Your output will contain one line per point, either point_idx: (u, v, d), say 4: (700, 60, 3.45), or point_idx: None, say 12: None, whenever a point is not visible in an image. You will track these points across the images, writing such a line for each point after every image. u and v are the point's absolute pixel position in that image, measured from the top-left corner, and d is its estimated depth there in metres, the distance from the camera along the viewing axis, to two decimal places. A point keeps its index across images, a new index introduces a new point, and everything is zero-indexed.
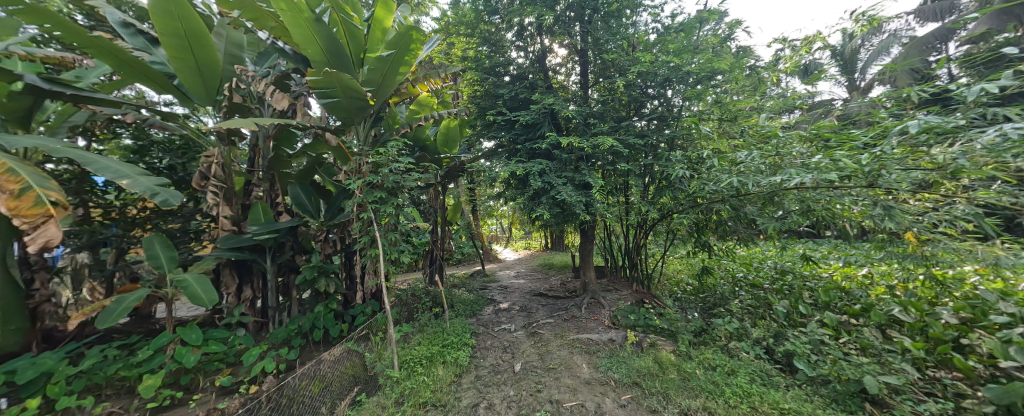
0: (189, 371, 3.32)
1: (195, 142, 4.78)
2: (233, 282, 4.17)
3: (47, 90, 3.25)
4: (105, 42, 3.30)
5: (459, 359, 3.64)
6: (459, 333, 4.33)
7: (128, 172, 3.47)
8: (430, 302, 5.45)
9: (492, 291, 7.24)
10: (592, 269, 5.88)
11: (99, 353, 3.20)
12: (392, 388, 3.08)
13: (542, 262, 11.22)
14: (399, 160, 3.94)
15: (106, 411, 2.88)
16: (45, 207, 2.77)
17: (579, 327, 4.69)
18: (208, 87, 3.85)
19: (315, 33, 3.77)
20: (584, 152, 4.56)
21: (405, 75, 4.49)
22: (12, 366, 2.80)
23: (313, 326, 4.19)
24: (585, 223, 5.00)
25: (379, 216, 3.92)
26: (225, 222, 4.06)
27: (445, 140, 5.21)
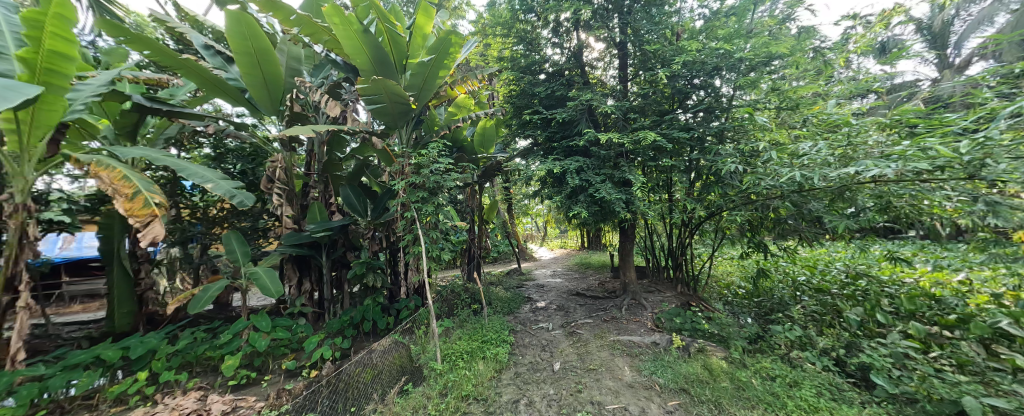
0: (261, 354, 3.72)
1: (262, 149, 5.32)
2: (294, 275, 4.63)
3: (149, 107, 3.82)
4: (192, 63, 3.79)
5: (498, 356, 3.70)
6: (497, 330, 4.40)
7: (212, 177, 3.95)
8: (469, 299, 5.60)
9: (528, 290, 7.27)
10: (632, 269, 5.68)
11: (191, 335, 3.68)
12: (436, 380, 3.21)
13: (579, 261, 11.04)
14: (439, 161, 4.09)
15: (197, 385, 3.31)
16: (151, 208, 3.25)
17: (620, 329, 4.54)
18: (273, 99, 4.26)
19: (364, 44, 4.01)
20: (624, 148, 4.39)
21: (445, 78, 4.64)
22: (126, 343, 3.31)
23: (363, 318, 4.50)
24: (625, 221, 4.84)
25: (421, 214, 4.09)
26: (287, 221, 4.48)
27: (481, 139, 5.34)
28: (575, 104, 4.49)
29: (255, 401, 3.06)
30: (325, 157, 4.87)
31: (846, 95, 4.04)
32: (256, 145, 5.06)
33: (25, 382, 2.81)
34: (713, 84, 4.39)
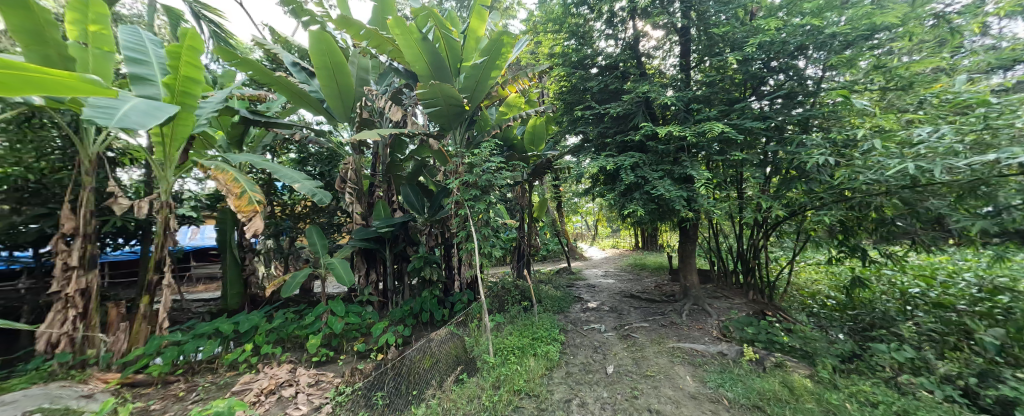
0: (337, 336, 4.16)
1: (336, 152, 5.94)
2: (363, 266, 5.08)
3: (251, 119, 4.48)
4: (283, 80, 4.36)
5: (549, 354, 3.69)
6: (548, 329, 4.39)
7: (298, 178, 4.50)
8: (519, 296, 5.67)
9: (579, 289, 7.13)
10: (694, 272, 5.26)
11: (283, 316, 4.25)
12: (489, 373, 3.30)
13: (633, 262, 10.55)
14: (490, 160, 4.19)
15: (288, 359, 3.81)
16: (255, 205, 3.83)
17: (681, 336, 4.24)
18: (345, 107, 4.73)
19: (422, 50, 4.24)
20: (686, 141, 4.06)
21: (497, 78, 4.74)
22: (236, 319, 3.93)
23: (421, 309, 4.80)
24: (686, 220, 4.50)
25: (474, 212, 4.23)
26: (357, 218, 4.94)
27: (531, 138, 5.58)
28: (631, 97, 4.26)
29: (333, 377, 3.43)
30: (388, 158, 5.26)
31: (982, 68, 3.32)
32: (332, 149, 5.66)
33: (169, 345, 3.49)
34: (796, 65, 3.88)
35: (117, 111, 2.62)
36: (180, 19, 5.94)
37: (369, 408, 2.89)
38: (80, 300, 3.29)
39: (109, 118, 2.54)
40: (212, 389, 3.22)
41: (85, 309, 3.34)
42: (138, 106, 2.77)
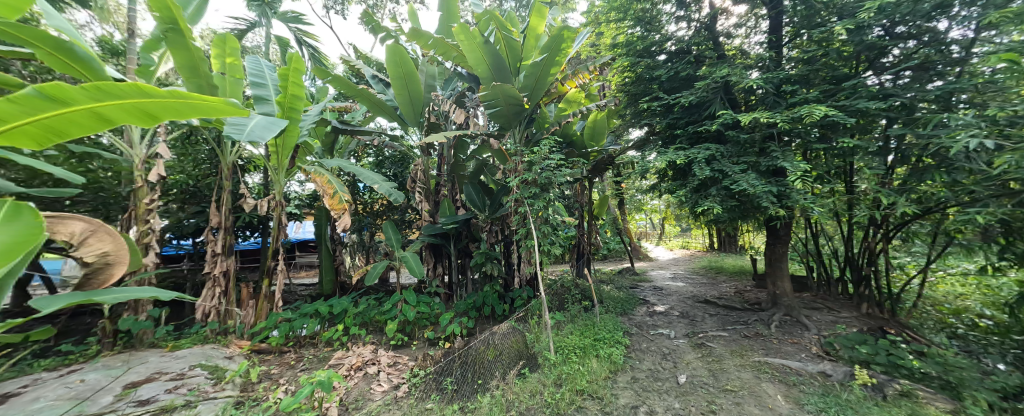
0: (410, 323, 4.54)
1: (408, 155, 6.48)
2: (430, 260, 5.46)
3: (340, 129, 5.09)
4: (365, 91, 4.87)
5: (613, 357, 3.56)
6: (610, 331, 4.24)
7: (377, 179, 4.98)
8: (579, 295, 5.58)
9: (645, 291, 6.74)
10: (787, 279, 4.62)
11: (366, 302, 4.77)
12: (551, 370, 3.30)
13: (706, 264, 9.66)
14: (550, 157, 4.17)
15: (371, 341, 4.27)
16: (344, 204, 4.36)
17: (769, 350, 3.76)
18: (416, 113, 5.11)
19: (484, 53, 4.37)
20: (776, 128, 3.56)
21: (557, 75, 4.70)
22: (331, 302, 4.51)
23: (484, 302, 4.99)
24: (776, 219, 3.97)
25: (534, 209, 4.25)
26: (426, 215, 5.31)
27: (592, 132, 5.43)
28: (707, 83, 3.86)
29: (408, 360, 3.77)
30: (452, 159, 5.56)
31: None
32: (404, 152, 6.20)
33: (282, 321, 4.16)
34: (933, 28, 3.17)
35: (246, 128, 3.21)
36: (285, 45, 6.97)
37: (440, 391, 3.10)
38: (222, 280, 4.10)
39: (240, 134, 3.11)
40: (313, 361, 3.76)
41: (226, 287, 4.15)
42: (260, 122, 3.35)
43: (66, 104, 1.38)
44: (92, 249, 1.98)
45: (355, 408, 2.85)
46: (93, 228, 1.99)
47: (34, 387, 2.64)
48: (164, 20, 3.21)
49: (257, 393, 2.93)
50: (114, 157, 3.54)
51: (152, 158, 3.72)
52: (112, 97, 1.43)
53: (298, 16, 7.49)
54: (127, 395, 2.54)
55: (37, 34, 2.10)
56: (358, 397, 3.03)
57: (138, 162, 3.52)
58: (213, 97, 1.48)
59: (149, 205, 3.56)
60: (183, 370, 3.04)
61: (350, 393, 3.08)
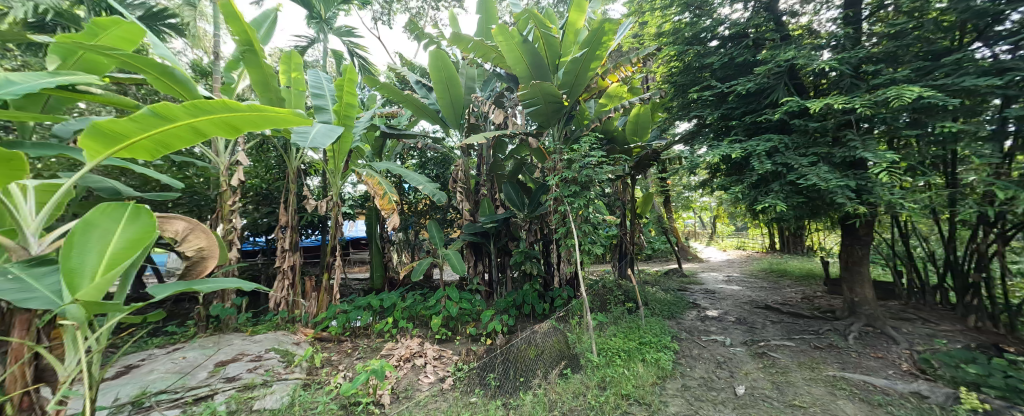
0: (453, 319, 4.69)
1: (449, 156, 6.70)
2: (471, 258, 5.57)
3: (388, 133, 5.39)
4: (409, 96, 5.09)
5: (661, 362, 3.39)
6: (657, 335, 4.04)
7: (421, 180, 5.19)
8: (622, 297, 5.40)
9: (695, 294, 6.34)
10: (867, 285, 4.10)
11: (413, 297, 5.00)
12: (595, 372, 3.22)
13: (765, 266, 8.87)
14: (590, 154, 4.07)
15: (418, 334, 4.48)
16: (393, 204, 4.62)
17: (845, 364, 3.36)
18: (456, 115, 5.24)
19: (523, 53, 4.37)
20: (853, 114, 3.16)
21: (597, 70, 4.58)
22: (382, 296, 4.79)
23: (524, 301, 5.01)
24: (855, 217, 3.52)
25: (574, 208, 4.17)
26: (466, 214, 5.44)
27: (635, 126, 5.03)
28: (768, 68, 3.52)
29: (452, 354, 3.89)
30: (491, 159, 5.63)
31: None
32: (446, 154, 6.42)
33: (340, 312, 4.52)
34: None
35: (309, 135, 3.52)
36: (339, 58, 7.53)
37: (483, 386, 3.15)
38: (290, 273, 4.53)
39: (305, 141, 3.43)
40: (367, 351, 4.02)
41: (292, 281, 4.59)
42: (320, 129, 3.64)
43: (172, 120, 1.60)
44: (191, 245, 2.27)
45: (405, 396, 3.00)
46: (192, 227, 2.29)
47: (149, 361, 3.13)
48: (243, 42, 3.64)
49: (319, 377, 3.19)
50: (204, 165, 4.07)
51: (233, 165, 4.22)
52: (206, 113, 1.64)
53: (350, 29, 8.05)
54: (217, 372, 2.91)
55: (147, 61, 2.47)
56: (408, 387, 3.18)
57: (223, 168, 4.01)
58: (287, 111, 1.70)
59: (230, 206, 4.03)
60: (260, 353, 3.41)
61: (400, 382, 3.25)
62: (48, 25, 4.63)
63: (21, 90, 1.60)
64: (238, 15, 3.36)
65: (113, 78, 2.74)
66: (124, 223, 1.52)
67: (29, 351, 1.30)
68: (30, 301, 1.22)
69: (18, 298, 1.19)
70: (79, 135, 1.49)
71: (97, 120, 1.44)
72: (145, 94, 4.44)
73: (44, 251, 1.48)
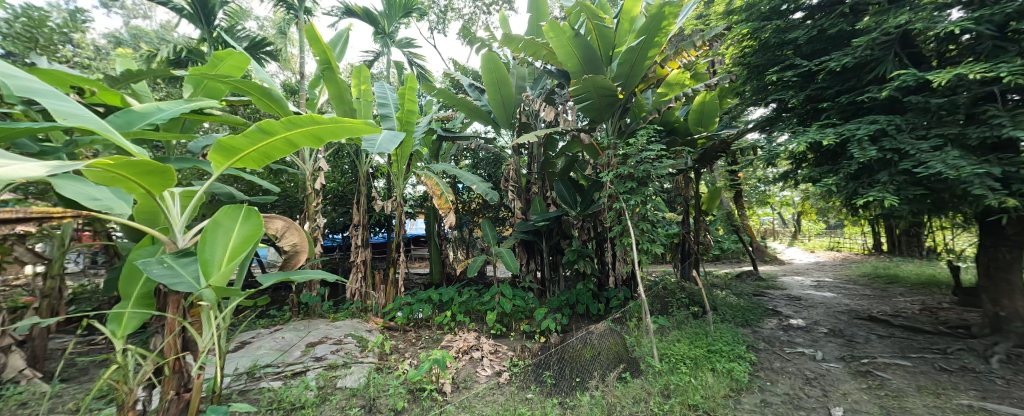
0: (507, 315, 4.76)
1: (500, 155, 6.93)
2: (523, 256, 5.59)
3: (444, 136, 5.65)
4: (463, 99, 5.26)
5: (735, 373, 3.06)
6: (730, 343, 3.67)
7: (474, 180, 5.34)
8: (686, 300, 5.03)
9: (775, 301, 5.64)
10: (1018, 296, 3.31)
11: (469, 293, 5.18)
12: (657, 378, 3.01)
13: (865, 271, 7.62)
14: (648, 148, 3.81)
15: (475, 328, 4.63)
16: (449, 203, 4.84)
17: (986, 392, 2.73)
18: (508, 115, 5.30)
19: (575, 47, 4.21)
20: (997, 84, 2.55)
21: (655, 58, 4.31)
22: (441, 291, 5.04)
23: (577, 300, 4.89)
24: (1003, 213, 2.86)
25: (631, 205, 3.95)
26: (518, 212, 5.49)
27: (699, 116, 4.61)
28: (871, 38, 2.99)
29: (507, 350, 3.96)
30: (542, 156, 5.59)
31: None
32: (497, 154, 6.68)
33: (404, 304, 4.86)
34: None
35: (376, 142, 3.82)
36: (400, 68, 8.06)
37: (539, 383, 3.13)
38: (361, 267, 4.98)
39: (373, 148, 3.74)
40: (428, 341, 4.24)
41: (364, 274, 5.09)
42: (386, 136, 3.92)
43: (273, 134, 1.85)
44: (288, 240, 2.61)
45: (464, 386, 3.09)
46: (289, 225, 2.64)
47: (255, 339, 3.67)
48: (322, 61, 4.07)
49: (388, 362, 3.44)
50: (293, 171, 4.65)
51: (315, 170, 4.75)
52: (297, 127, 1.85)
53: (409, 41, 8.57)
54: (308, 352, 3.31)
55: (250, 84, 2.88)
56: (466, 378, 3.27)
57: (308, 174, 4.54)
58: (360, 121, 1.87)
59: (313, 207, 4.54)
60: (340, 337, 3.80)
61: (459, 373, 3.36)
62: (181, 60, 5.66)
63: (165, 115, 1.99)
64: (318, 37, 3.77)
65: (227, 101, 3.26)
66: (240, 221, 1.80)
67: (179, 324, 1.61)
68: (176, 285, 1.51)
69: (168, 281, 1.48)
70: (208, 151, 1.80)
71: (221, 138, 1.74)
72: (248, 112, 5.20)
73: (186, 245, 1.80)
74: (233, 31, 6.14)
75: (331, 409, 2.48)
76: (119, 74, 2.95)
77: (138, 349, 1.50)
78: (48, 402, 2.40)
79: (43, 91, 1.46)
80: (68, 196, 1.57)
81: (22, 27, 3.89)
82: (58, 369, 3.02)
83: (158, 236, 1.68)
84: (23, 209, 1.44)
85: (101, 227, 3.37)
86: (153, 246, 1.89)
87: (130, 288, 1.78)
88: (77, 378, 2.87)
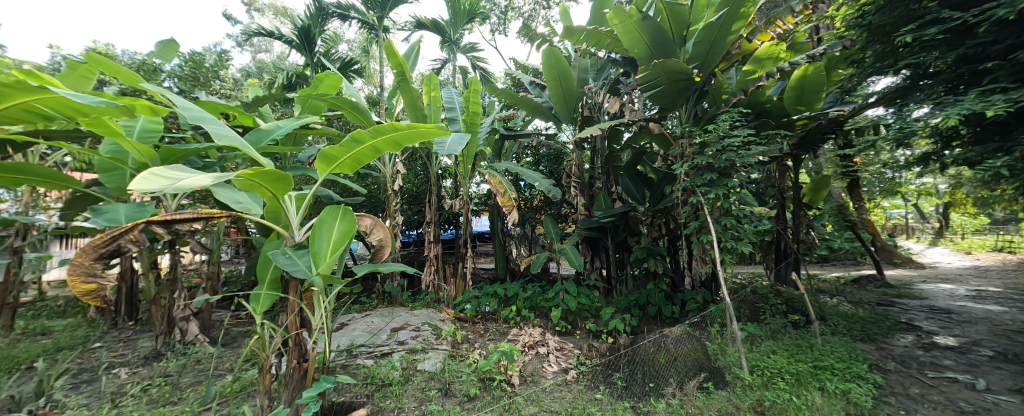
0: (573, 313, 4.70)
1: (562, 152, 6.85)
2: (588, 254, 5.42)
3: (506, 135, 5.75)
4: (525, 97, 5.29)
5: (852, 395, 2.50)
6: (843, 359, 3.10)
7: (536, 177, 5.34)
8: (783, 307, 4.39)
9: (909, 313, 4.61)
10: None
11: (534, 289, 5.22)
12: (747, 392, 2.67)
13: None
14: (732, 134, 3.38)
15: (540, 323, 4.65)
16: (512, 201, 4.93)
17: None
18: (570, 109, 5.20)
19: (643, 31, 3.91)
20: None
21: (739, 32, 3.83)
22: (507, 287, 5.15)
23: (648, 301, 4.60)
24: None
25: (710, 199, 3.57)
26: (581, 209, 5.35)
27: (799, 94, 3.95)
28: None
29: (574, 348, 3.91)
30: (606, 150, 5.36)
31: None
32: (559, 150, 6.61)
33: (472, 297, 5.11)
34: None
35: (446, 144, 4.06)
36: (466, 72, 8.43)
37: (609, 385, 3.02)
38: (433, 262, 5.34)
39: (443, 150, 3.98)
40: (496, 334, 4.39)
41: (437, 267, 5.43)
42: (454, 138, 4.11)
43: (362, 143, 2.06)
44: (375, 236, 2.89)
45: (532, 380, 3.12)
46: (375, 223, 2.91)
47: (350, 322, 4.19)
48: (398, 73, 4.45)
49: (460, 351, 3.63)
50: (377, 174, 5.18)
51: (394, 173, 5.23)
52: (381, 134, 2.05)
53: (473, 45, 8.91)
54: (392, 336, 3.69)
55: (342, 100, 3.28)
56: (533, 372, 3.30)
57: (388, 176, 5.01)
58: (432, 125, 2.00)
59: (392, 207, 5.00)
60: (418, 325, 4.14)
61: (526, 366, 3.40)
62: (291, 83, 6.71)
63: (283, 130, 2.36)
64: (394, 51, 4.12)
65: (325, 116, 3.76)
66: (338, 219, 2.05)
67: (299, 305, 1.93)
68: (294, 272, 1.80)
69: (289, 269, 1.78)
70: (314, 160, 2.09)
71: (324, 148, 2.00)
72: (340, 124, 5.95)
73: (301, 239, 2.13)
74: (329, 55, 7.10)
75: (413, 389, 2.72)
76: (250, 100, 3.61)
77: (272, 323, 1.83)
78: (212, 361, 3.07)
79: (207, 118, 1.85)
80: (223, 200, 1.98)
81: (189, 69, 5.02)
82: (217, 336, 3.84)
83: (281, 232, 2.02)
84: (197, 210, 1.86)
85: (240, 225, 4.17)
86: (279, 239, 2.27)
87: (264, 273, 2.17)
88: (228, 344, 3.60)
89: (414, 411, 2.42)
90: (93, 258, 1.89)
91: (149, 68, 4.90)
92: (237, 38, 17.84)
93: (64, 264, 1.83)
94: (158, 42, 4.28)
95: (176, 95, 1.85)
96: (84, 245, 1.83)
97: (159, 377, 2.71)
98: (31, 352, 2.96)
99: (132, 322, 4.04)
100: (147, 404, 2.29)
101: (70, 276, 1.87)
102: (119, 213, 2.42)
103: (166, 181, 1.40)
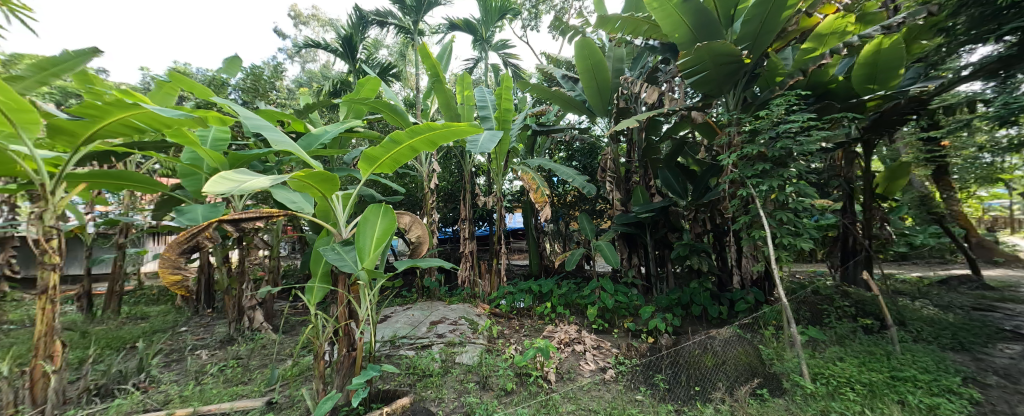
0: (610, 311, 4.56)
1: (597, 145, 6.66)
2: (625, 250, 5.23)
3: (539, 131, 5.70)
4: (558, 92, 5.20)
5: (941, 411, 2.18)
6: (929, 371, 2.71)
7: (570, 173, 5.24)
8: (851, 309, 3.94)
9: (1016, 320, 3.94)
10: None
11: (568, 286, 5.17)
12: (809, 402, 2.44)
13: None
14: (788, 119, 3.07)
15: (576, 320, 4.59)
16: (546, 197, 4.89)
17: None
18: (604, 101, 5.01)
19: (684, 14, 3.66)
20: None
21: (796, 7, 3.49)
22: (541, 283, 5.13)
23: (691, 300, 4.34)
24: None
25: (762, 191, 3.30)
26: (618, 204, 5.15)
27: (871, 72, 3.51)
28: None
29: (611, 346, 3.81)
30: (644, 142, 5.10)
31: None
32: (593, 144, 6.43)
33: (507, 293, 5.16)
34: None
35: (479, 142, 4.04)
36: (498, 70, 8.45)
37: (650, 386, 2.91)
38: (467, 257, 5.44)
39: (476, 149, 3.98)
40: (532, 330, 4.40)
41: (472, 263, 5.51)
42: (486, 136, 4.14)
43: (401, 143, 2.14)
44: (412, 233, 2.98)
45: (568, 378, 3.08)
46: (413, 221, 2.98)
47: (393, 315, 4.41)
48: (431, 74, 4.54)
49: (496, 345, 3.68)
50: (415, 173, 5.38)
51: (430, 172, 5.39)
52: (417, 134, 2.10)
53: (505, 42, 8.92)
54: (431, 329, 3.84)
55: (380, 102, 3.40)
56: (570, 369, 3.26)
57: (425, 175, 5.19)
58: (465, 123, 2.03)
59: (429, 206, 5.17)
60: (455, 319, 4.26)
61: (563, 363, 3.36)
62: (336, 90, 7.15)
63: (330, 135, 2.53)
64: (429, 53, 4.23)
65: (366, 119, 3.94)
66: (380, 216, 2.15)
67: (347, 297, 2.07)
68: (342, 267, 1.92)
69: (338, 264, 1.91)
70: (357, 161, 2.20)
71: (365, 150, 2.11)
72: (381, 126, 6.24)
73: (349, 236, 2.27)
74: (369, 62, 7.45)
75: (452, 380, 2.80)
76: (301, 107, 3.90)
77: (325, 313, 1.97)
78: (275, 346, 3.39)
79: (266, 125, 2.03)
80: (280, 200, 2.17)
81: (250, 82, 5.52)
82: (278, 324, 4.23)
83: (331, 229, 2.16)
84: (258, 210, 2.06)
85: (295, 223, 4.54)
86: (328, 236, 2.42)
87: (317, 268, 2.33)
88: (287, 332, 3.94)
89: (453, 402, 2.50)
90: (176, 253, 2.16)
91: (217, 83, 5.46)
92: (289, 50, 19.32)
93: (156, 257, 2.12)
94: (224, 59, 4.75)
95: (239, 106, 2.03)
96: (170, 241, 2.11)
97: (233, 358, 3.03)
98: (133, 334, 3.45)
99: (209, 310, 4.58)
100: (224, 383, 2.59)
101: (160, 268, 2.17)
102: (197, 213, 2.74)
103: (233, 184, 1.55)
